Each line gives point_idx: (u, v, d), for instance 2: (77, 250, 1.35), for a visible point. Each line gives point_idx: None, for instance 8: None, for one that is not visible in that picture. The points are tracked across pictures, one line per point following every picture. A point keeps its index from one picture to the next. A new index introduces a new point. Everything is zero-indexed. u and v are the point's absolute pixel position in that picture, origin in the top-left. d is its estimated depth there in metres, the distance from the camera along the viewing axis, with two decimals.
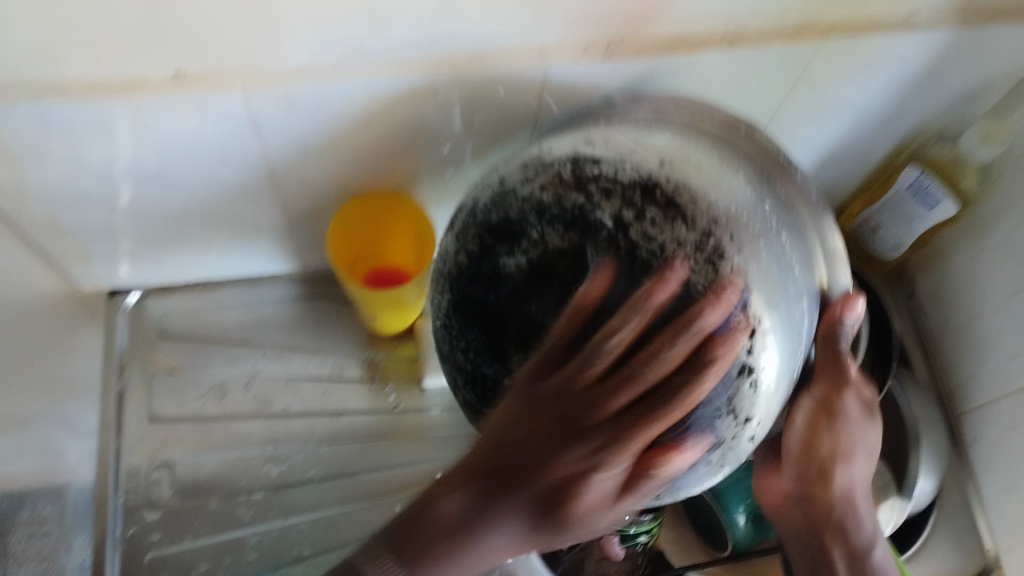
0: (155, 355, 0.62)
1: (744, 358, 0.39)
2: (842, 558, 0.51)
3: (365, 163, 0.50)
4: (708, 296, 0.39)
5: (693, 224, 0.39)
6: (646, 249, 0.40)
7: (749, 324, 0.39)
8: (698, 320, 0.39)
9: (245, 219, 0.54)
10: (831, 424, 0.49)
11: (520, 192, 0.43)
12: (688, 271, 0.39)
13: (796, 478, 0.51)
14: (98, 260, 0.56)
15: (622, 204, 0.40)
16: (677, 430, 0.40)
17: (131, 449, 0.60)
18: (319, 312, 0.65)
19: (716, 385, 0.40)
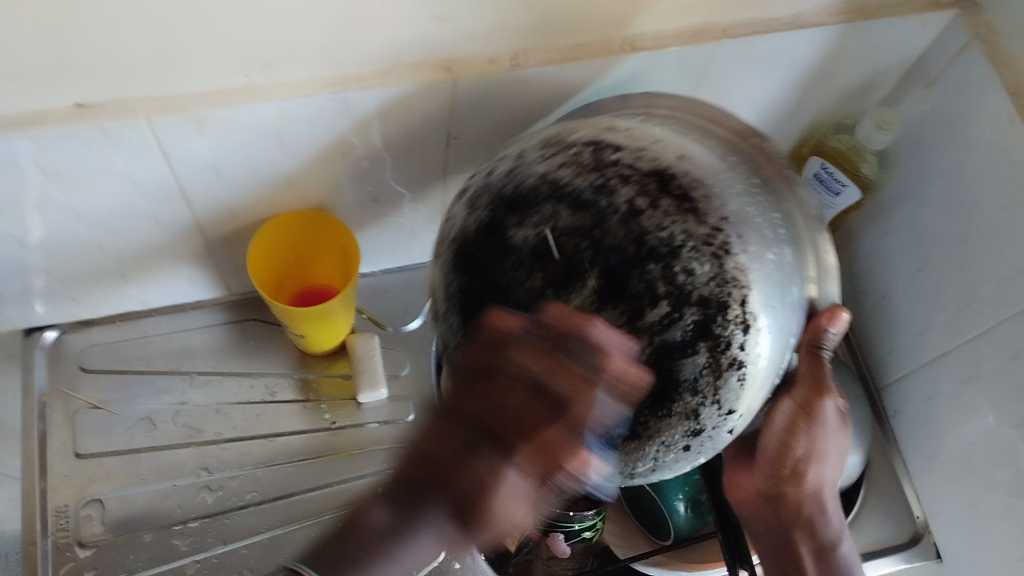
0: (78, 391, 0.61)
1: (735, 352, 0.38)
2: (809, 552, 0.55)
3: (282, 184, 0.50)
4: (710, 287, 0.38)
5: (703, 219, 0.38)
6: (655, 236, 0.38)
7: (743, 318, 0.38)
8: (698, 306, 0.37)
9: (164, 246, 0.53)
10: (812, 432, 0.51)
11: (535, 170, 0.42)
12: (695, 260, 0.38)
13: (769, 477, 0.54)
14: (12, 299, 0.55)
15: (640, 191, 0.39)
16: (657, 414, 0.38)
17: (59, 488, 0.58)
18: (249, 336, 0.64)
19: (706, 373, 0.38)
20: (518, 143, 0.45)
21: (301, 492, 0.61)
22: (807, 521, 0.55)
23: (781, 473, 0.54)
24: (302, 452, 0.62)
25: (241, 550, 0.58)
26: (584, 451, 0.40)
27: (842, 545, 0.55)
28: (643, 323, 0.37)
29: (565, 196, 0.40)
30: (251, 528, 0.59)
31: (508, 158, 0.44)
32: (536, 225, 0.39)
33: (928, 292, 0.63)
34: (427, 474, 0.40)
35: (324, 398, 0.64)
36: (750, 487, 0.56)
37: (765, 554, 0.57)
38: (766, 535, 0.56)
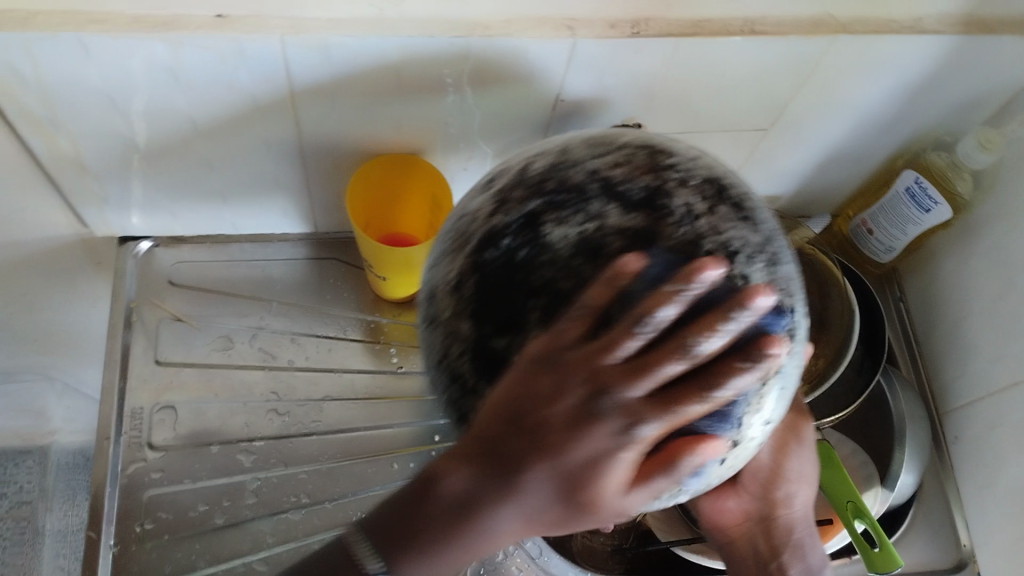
0: (164, 302, 0.64)
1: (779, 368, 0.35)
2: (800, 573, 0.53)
3: (387, 125, 0.52)
4: (769, 292, 0.35)
5: (754, 228, 0.37)
6: (715, 245, 0.35)
7: (793, 328, 0.36)
8: (752, 319, 0.34)
9: (265, 169, 0.56)
10: (799, 449, 0.54)
11: (583, 165, 0.38)
12: (750, 265, 0.35)
13: (758, 498, 0.54)
14: (115, 203, 0.58)
15: (697, 197, 0.36)
16: (697, 434, 0.34)
17: (137, 390, 0.61)
18: (328, 274, 0.66)
19: (757, 385, 0.35)
20: (560, 142, 0.41)
21: (362, 430, 0.63)
22: (795, 545, 0.54)
23: (771, 494, 0.54)
24: (366, 390, 0.64)
25: (300, 475, 0.61)
26: (608, 473, 0.35)
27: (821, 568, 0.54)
28: (696, 329, 0.34)
29: (618, 196, 0.36)
30: (312, 455, 0.61)
31: (553, 152, 0.40)
32: (577, 224, 0.35)
33: (1008, 320, 0.63)
34: (529, 415, 0.36)
35: (393, 342, 0.66)
36: (737, 510, 0.55)
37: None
38: (751, 562, 0.54)
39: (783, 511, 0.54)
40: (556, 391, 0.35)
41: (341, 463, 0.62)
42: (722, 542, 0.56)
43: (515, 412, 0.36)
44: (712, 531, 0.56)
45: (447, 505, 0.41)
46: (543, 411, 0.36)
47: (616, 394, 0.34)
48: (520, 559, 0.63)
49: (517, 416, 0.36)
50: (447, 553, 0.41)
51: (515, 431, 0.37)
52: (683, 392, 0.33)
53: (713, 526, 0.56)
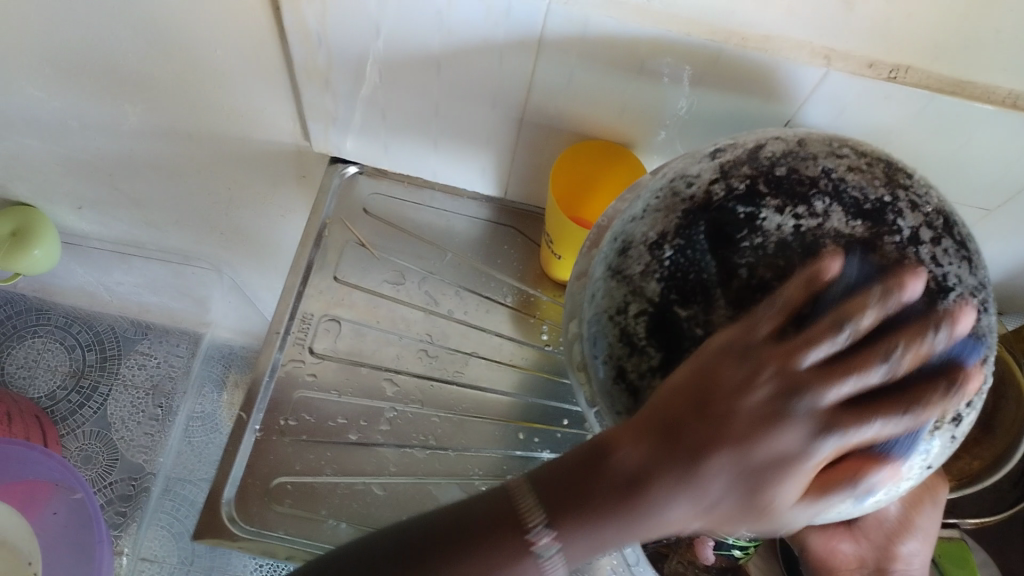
0: (355, 226, 0.67)
1: (960, 412, 0.35)
2: None
3: (609, 109, 0.53)
4: (964, 337, 0.35)
5: (973, 271, 0.37)
6: (931, 275, 0.35)
7: (978, 380, 0.36)
8: (950, 356, 0.34)
9: (484, 125, 0.59)
10: (932, 505, 0.52)
11: (817, 161, 0.38)
12: (962, 305, 0.35)
13: None
14: (340, 121, 0.62)
15: (922, 226, 0.37)
16: (863, 447, 0.34)
17: (312, 297, 0.65)
18: (503, 240, 0.69)
19: (928, 417, 0.34)
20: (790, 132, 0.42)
21: (496, 393, 0.64)
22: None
23: None
24: (511, 358, 0.66)
25: (433, 418, 0.63)
26: None
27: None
28: None
29: (848, 200, 0.36)
30: (448, 402, 0.64)
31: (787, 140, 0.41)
32: (797, 216, 0.36)
33: None
34: (716, 400, 0.35)
35: (547, 320, 0.67)
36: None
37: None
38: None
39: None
40: (752, 391, 0.34)
41: (472, 418, 0.63)
42: None
43: (699, 402, 0.35)
44: None
45: (614, 482, 0.36)
46: (739, 401, 0.34)
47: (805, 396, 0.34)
48: (615, 561, 0.63)
49: (700, 419, 0.35)
50: (616, 530, 0.36)
51: (687, 424, 0.35)
52: (898, 410, 0.33)
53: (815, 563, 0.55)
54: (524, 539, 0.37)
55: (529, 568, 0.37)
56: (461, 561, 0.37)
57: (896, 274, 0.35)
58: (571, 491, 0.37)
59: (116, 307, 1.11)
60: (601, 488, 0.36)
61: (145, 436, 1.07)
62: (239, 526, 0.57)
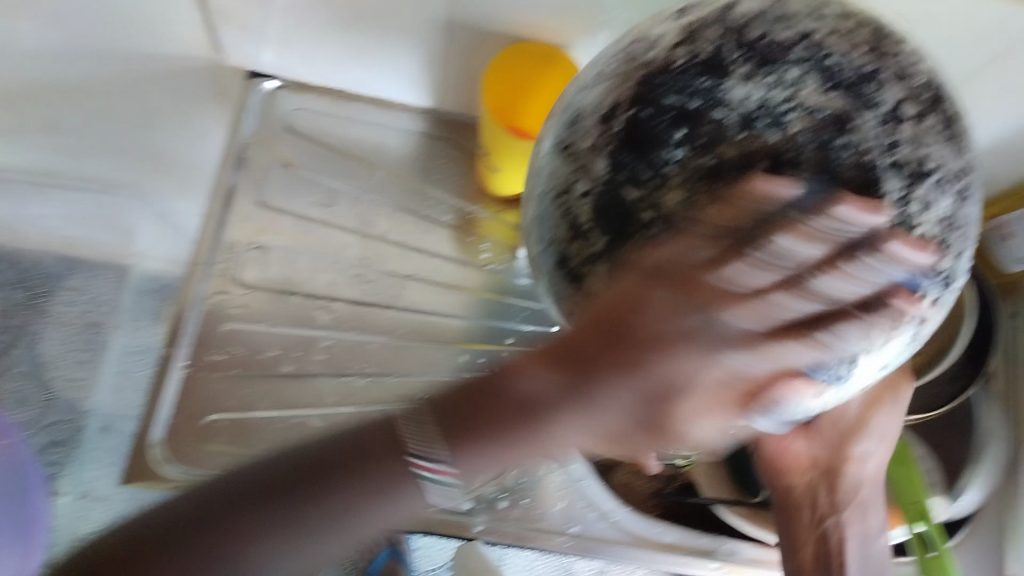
0: (277, 145, 0.63)
1: (924, 301, 0.33)
2: (855, 536, 0.51)
3: (540, 8, 0.50)
4: (936, 227, 0.33)
5: (957, 151, 0.34)
6: (910, 157, 0.32)
7: (947, 272, 0.34)
8: (917, 245, 0.32)
9: (409, 32, 0.54)
10: (891, 408, 0.50)
11: (795, 23, 0.34)
12: (937, 196, 0.33)
13: (830, 446, 0.53)
14: (253, 32, 0.56)
15: (909, 100, 0.33)
16: (821, 348, 0.33)
17: (236, 225, 0.61)
18: (438, 154, 0.65)
19: (894, 316, 0.33)
20: None
21: (436, 315, 0.62)
22: (856, 504, 0.52)
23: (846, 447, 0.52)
24: (450, 278, 0.63)
25: (370, 345, 0.61)
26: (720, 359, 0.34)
27: (872, 528, 0.51)
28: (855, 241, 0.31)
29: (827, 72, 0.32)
30: (387, 327, 0.61)
31: None
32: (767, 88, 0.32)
33: None
34: (633, 338, 0.35)
35: (487, 239, 0.64)
36: (805, 455, 0.53)
37: (800, 540, 0.52)
38: (807, 512, 0.53)
39: (851, 467, 0.52)
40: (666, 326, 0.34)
41: (411, 343, 0.61)
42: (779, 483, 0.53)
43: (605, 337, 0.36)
44: (772, 477, 0.53)
45: (512, 402, 0.39)
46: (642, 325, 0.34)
47: (749, 297, 0.33)
48: (559, 478, 0.61)
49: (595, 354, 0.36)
50: (515, 452, 0.39)
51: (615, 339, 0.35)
52: (775, 332, 0.33)
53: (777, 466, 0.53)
54: (404, 458, 0.39)
55: (408, 496, 0.39)
56: (364, 497, 0.39)
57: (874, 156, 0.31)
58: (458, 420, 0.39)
59: (40, 244, 0.93)
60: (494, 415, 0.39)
61: (79, 372, 0.93)
62: (172, 465, 0.55)
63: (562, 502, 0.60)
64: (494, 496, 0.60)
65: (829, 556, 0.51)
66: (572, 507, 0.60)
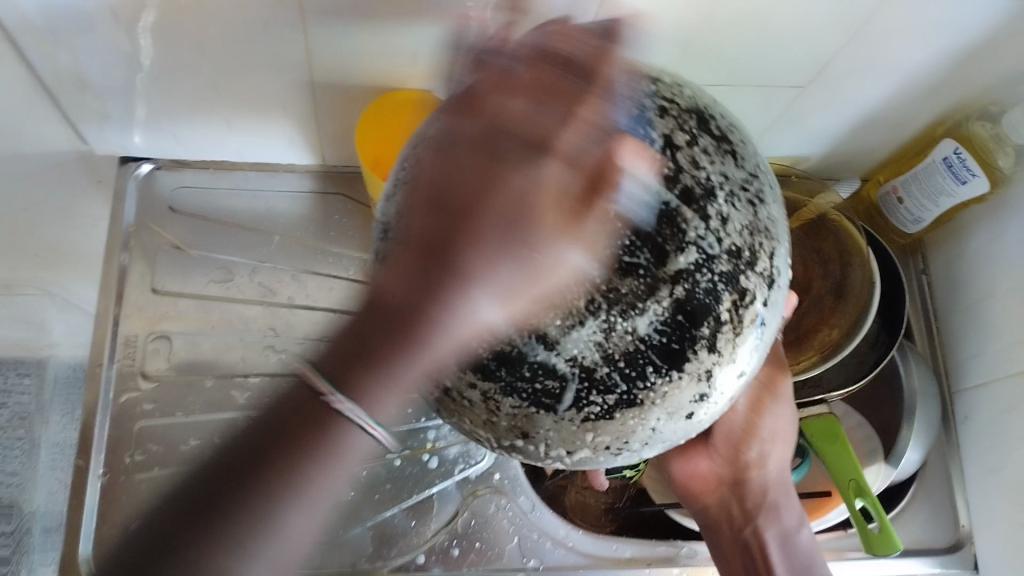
0: (164, 228, 0.61)
1: (753, 308, 0.34)
2: (773, 539, 0.51)
3: (396, 58, 0.50)
4: (743, 237, 0.34)
5: (740, 163, 0.36)
6: (692, 180, 0.33)
7: (768, 273, 0.35)
8: (728, 259, 0.33)
9: (273, 99, 0.53)
10: (774, 407, 0.51)
11: (558, 83, 0.36)
12: (731, 207, 0.34)
13: (730, 460, 0.53)
14: (114, 120, 0.55)
15: (678, 128, 0.35)
16: (667, 375, 0.33)
17: (131, 318, 0.59)
18: (332, 210, 0.64)
19: (725, 327, 0.34)
20: (528, 57, 0.39)
21: None
22: (768, 506, 0.52)
23: (743, 456, 0.53)
24: None
25: None
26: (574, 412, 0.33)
27: (793, 525, 0.52)
28: (670, 270, 0.32)
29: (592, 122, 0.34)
30: None
31: (522, 72, 0.38)
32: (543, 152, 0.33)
33: None
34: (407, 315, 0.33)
35: None
36: (710, 472, 0.54)
37: (727, 553, 0.52)
38: (726, 525, 0.53)
39: (754, 473, 0.53)
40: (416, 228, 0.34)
41: None
42: (692, 501, 0.54)
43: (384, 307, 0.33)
44: (683, 496, 0.55)
45: (384, 317, 0.33)
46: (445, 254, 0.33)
47: (586, 331, 0.32)
48: (510, 514, 0.60)
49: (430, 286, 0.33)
50: (403, 359, 0.33)
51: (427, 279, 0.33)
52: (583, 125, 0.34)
53: (681, 486, 0.55)
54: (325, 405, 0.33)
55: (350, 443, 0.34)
56: (303, 469, 0.33)
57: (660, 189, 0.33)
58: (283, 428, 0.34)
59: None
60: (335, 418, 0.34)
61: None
62: None
63: (516, 537, 0.59)
64: (446, 545, 0.59)
65: (754, 561, 0.51)
66: (528, 541, 0.59)
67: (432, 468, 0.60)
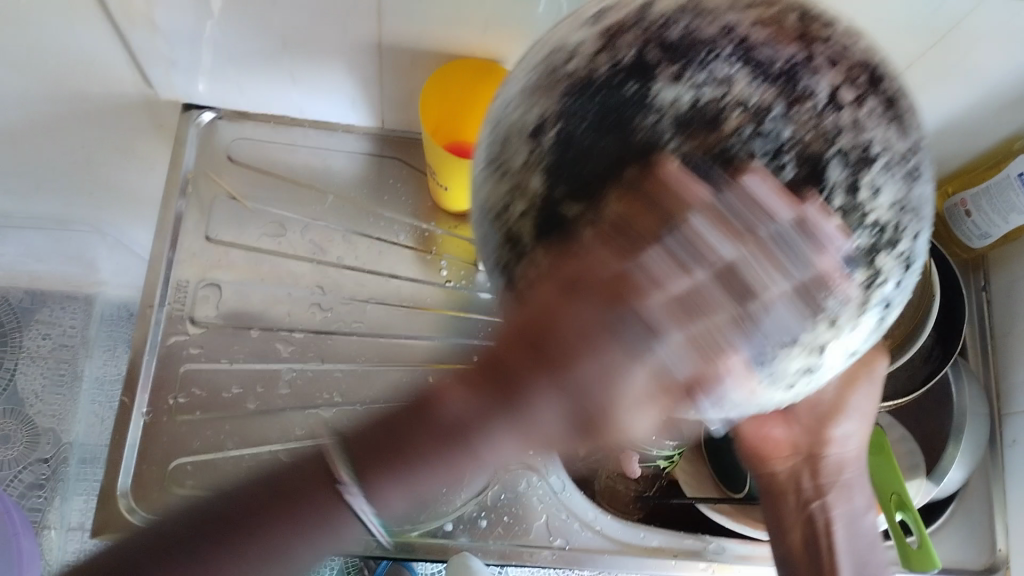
0: (221, 178, 0.62)
1: (884, 290, 0.30)
2: (838, 517, 0.49)
3: (466, 25, 0.49)
4: (890, 211, 0.29)
5: (903, 133, 0.30)
6: (854, 144, 0.28)
7: (906, 257, 0.30)
8: (870, 233, 0.29)
9: (340, 56, 0.53)
10: (868, 383, 0.49)
11: (723, 21, 0.29)
12: (884, 180, 0.29)
13: (810, 430, 0.51)
14: (183, 67, 0.55)
15: (844, 82, 0.29)
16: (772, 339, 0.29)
17: (185, 263, 0.60)
18: (388, 174, 0.64)
19: (853, 307, 0.29)
20: None
21: (399, 337, 0.61)
22: (838, 483, 0.49)
23: (823, 428, 0.50)
24: (411, 299, 0.62)
25: (336, 373, 0.60)
26: None
27: (857, 504, 0.49)
28: None
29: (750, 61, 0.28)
30: (349, 355, 0.60)
31: None
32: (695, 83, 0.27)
33: None
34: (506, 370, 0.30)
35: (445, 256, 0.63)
36: (784, 439, 0.51)
37: (787, 526, 0.50)
38: (791, 496, 0.50)
39: (831, 449, 0.50)
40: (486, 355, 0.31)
41: (376, 368, 0.60)
42: (761, 471, 0.51)
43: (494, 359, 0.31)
44: (752, 463, 0.52)
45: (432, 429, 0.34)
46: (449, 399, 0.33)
47: (687, 282, 0.28)
48: (540, 492, 0.60)
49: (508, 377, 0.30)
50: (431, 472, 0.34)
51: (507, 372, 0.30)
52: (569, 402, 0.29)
53: (750, 451, 0.52)
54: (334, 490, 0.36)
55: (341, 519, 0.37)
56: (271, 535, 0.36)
57: (806, 134, 0.27)
58: (379, 443, 0.35)
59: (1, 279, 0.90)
60: (424, 436, 0.34)
61: (55, 403, 0.89)
62: (139, 515, 0.54)
63: (545, 515, 0.59)
64: (473, 516, 0.59)
65: (813, 536, 0.49)
66: (556, 520, 0.59)
67: None
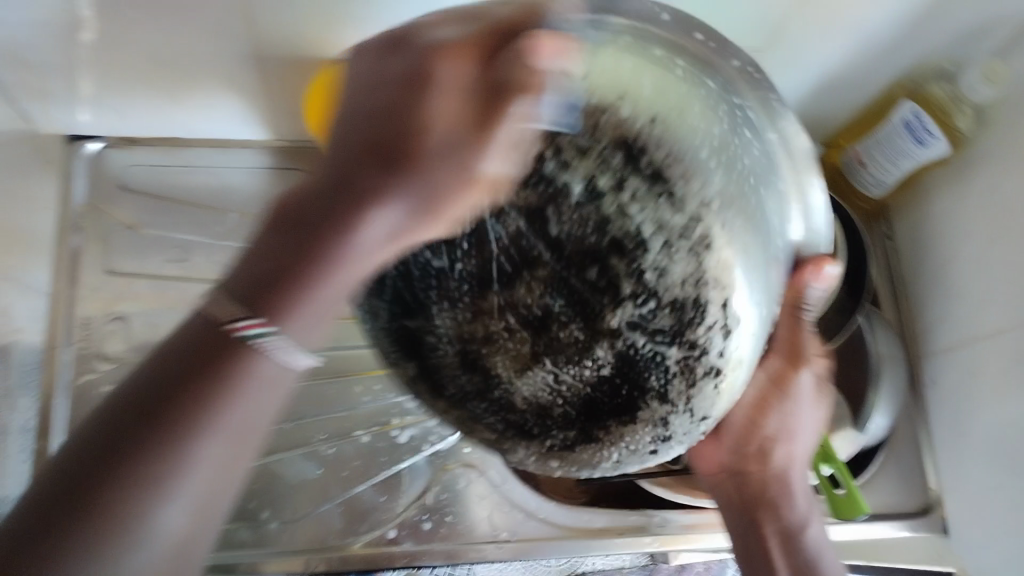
0: (115, 208, 0.60)
1: (715, 359, 0.38)
2: (773, 535, 0.51)
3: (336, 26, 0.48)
4: (684, 287, 0.38)
5: (679, 206, 0.37)
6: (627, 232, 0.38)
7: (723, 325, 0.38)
8: (670, 311, 0.38)
9: (221, 73, 0.52)
10: (783, 405, 0.48)
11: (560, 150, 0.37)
12: (666, 258, 0.37)
13: (735, 450, 0.52)
14: (59, 99, 0.53)
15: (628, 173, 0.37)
16: (624, 419, 0.42)
17: (86, 300, 0.59)
18: (291, 186, 0.62)
19: (676, 378, 0.39)
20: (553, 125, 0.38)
21: (325, 350, 0.62)
22: (772, 501, 0.51)
23: (749, 449, 0.51)
24: None
25: None
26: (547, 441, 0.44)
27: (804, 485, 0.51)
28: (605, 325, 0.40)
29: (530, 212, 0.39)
30: None
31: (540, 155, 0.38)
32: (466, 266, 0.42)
33: (995, 266, 0.58)
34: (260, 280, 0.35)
35: None
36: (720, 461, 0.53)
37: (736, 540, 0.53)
38: (733, 512, 0.53)
39: (772, 463, 0.51)
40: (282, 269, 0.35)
41: (306, 383, 0.61)
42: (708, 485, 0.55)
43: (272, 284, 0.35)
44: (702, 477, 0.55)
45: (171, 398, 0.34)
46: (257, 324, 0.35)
47: (542, 377, 0.43)
48: (482, 489, 0.60)
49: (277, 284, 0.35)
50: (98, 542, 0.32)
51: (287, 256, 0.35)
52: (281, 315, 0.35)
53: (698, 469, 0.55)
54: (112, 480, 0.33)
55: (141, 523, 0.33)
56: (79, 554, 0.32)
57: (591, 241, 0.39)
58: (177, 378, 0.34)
59: None
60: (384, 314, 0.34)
61: None
62: None
63: (488, 512, 0.59)
64: (416, 519, 0.59)
65: (754, 554, 0.51)
66: (500, 514, 0.60)
67: (401, 444, 0.61)
